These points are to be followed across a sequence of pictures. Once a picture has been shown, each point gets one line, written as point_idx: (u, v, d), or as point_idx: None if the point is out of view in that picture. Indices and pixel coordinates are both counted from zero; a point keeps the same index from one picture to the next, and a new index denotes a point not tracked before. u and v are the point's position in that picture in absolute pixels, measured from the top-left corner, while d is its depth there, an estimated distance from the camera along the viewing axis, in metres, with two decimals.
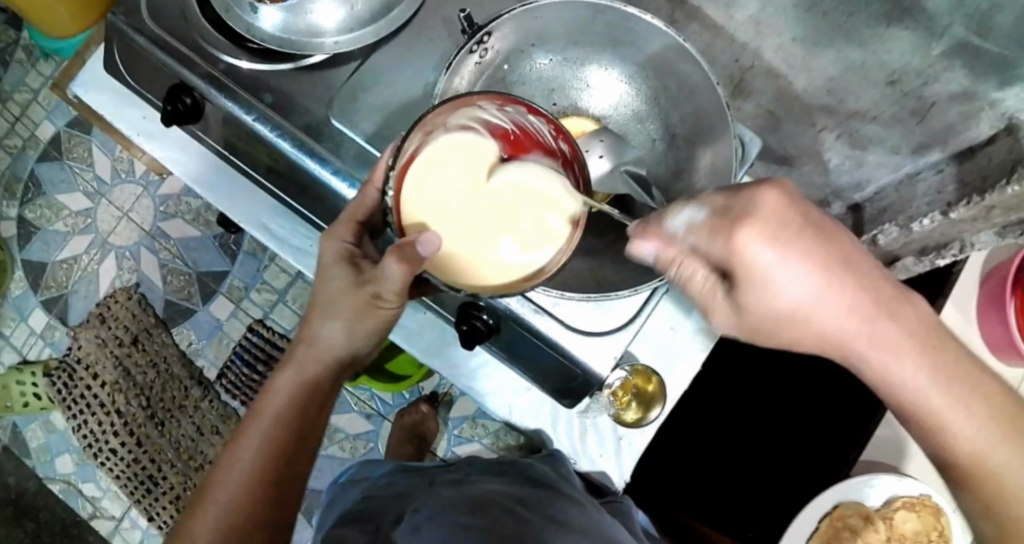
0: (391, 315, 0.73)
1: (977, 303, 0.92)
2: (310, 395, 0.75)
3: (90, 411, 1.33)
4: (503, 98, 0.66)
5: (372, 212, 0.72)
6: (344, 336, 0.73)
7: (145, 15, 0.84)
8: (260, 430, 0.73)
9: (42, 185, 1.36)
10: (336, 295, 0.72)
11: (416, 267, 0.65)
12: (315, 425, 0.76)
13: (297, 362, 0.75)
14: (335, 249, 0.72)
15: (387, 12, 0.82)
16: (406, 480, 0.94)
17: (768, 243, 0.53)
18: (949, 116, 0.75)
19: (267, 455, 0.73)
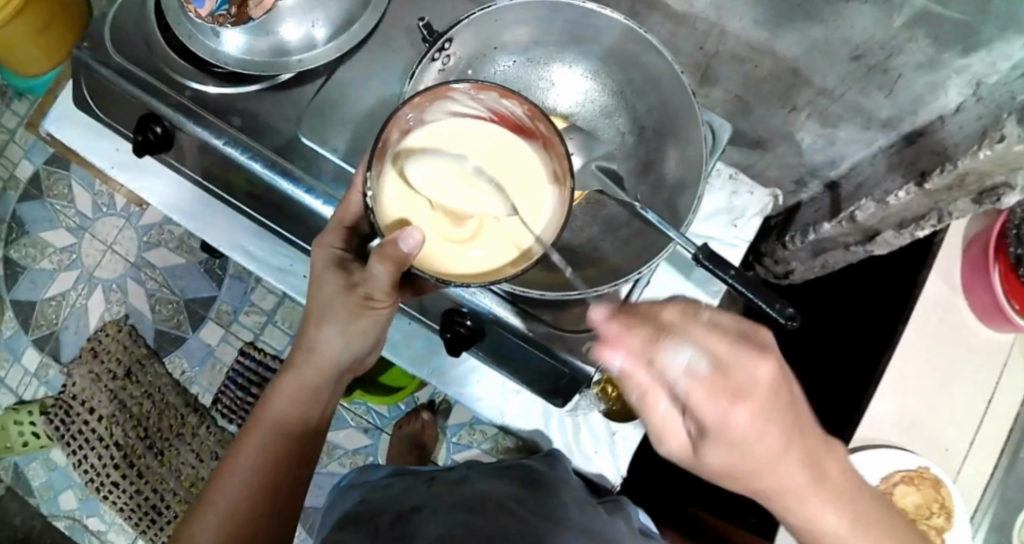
0: (383, 317, 0.74)
1: (960, 272, 0.91)
2: (310, 402, 0.78)
3: (89, 445, 1.33)
4: (476, 88, 0.65)
5: (359, 218, 0.73)
6: (339, 341, 0.75)
7: (110, 47, 0.84)
8: (261, 435, 0.76)
9: (24, 224, 1.36)
10: (329, 300, 0.73)
11: (402, 262, 0.64)
12: (314, 431, 0.78)
13: (294, 370, 0.77)
14: (325, 255, 0.73)
15: (349, 26, 0.82)
16: (403, 481, 0.93)
17: (747, 408, 0.53)
18: (917, 87, 0.75)
19: (268, 459, 0.75)
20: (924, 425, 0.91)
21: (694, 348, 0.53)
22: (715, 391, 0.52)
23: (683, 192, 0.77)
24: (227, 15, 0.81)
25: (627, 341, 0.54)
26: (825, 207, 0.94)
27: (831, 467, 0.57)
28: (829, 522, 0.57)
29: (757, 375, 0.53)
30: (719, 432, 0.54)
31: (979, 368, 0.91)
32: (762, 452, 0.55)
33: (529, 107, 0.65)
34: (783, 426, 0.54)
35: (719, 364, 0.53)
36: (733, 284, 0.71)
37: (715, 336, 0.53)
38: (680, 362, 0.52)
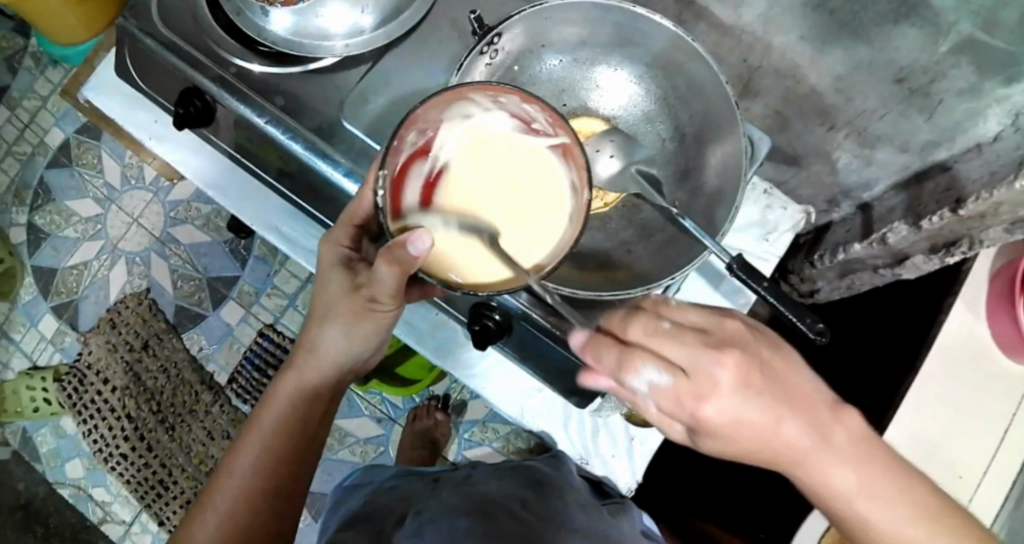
0: (387, 320, 0.74)
1: (987, 302, 0.91)
2: (310, 404, 0.77)
3: (101, 416, 1.34)
4: (495, 90, 0.65)
5: (369, 218, 0.73)
6: (342, 342, 0.75)
7: (158, 21, 0.85)
8: (261, 435, 0.76)
9: (51, 191, 1.37)
10: (334, 300, 0.74)
11: (407, 267, 0.64)
12: (315, 433, 0.78)
13: (296, 368, 0.78)
14: (332, 254, 0.74)
15: (397, 14, 0.83)
16: (409, 484, 0.93)
17: (725, 400, 0.55)
18: (956, 112, 0.75)
19: (267, 461, 0.75)
20: (941, 452, 0.90)
21: (654, 367, 0.56)
22: (683, 399, 0.56)
23: (719, 202, 0.77)
24: None
25: (600, 366, 0.59)
26: (856, 228, 0.93)
27: (835, 433, 0.57)
28: (840, 484, 0.57)
29: (717, 372, 0.55)
30: (696, 425, 0.57)
31: (996, 397, 0.91)
32: (761, 419, 0.56)
33: (552, 114, 0.65)
34: (761, 415, 0.56)
35: (677, 372, 0.56)
36: (765, 295, 0.72)
37: (671, 345, 0.56)
38: (644, 381, 0.56)
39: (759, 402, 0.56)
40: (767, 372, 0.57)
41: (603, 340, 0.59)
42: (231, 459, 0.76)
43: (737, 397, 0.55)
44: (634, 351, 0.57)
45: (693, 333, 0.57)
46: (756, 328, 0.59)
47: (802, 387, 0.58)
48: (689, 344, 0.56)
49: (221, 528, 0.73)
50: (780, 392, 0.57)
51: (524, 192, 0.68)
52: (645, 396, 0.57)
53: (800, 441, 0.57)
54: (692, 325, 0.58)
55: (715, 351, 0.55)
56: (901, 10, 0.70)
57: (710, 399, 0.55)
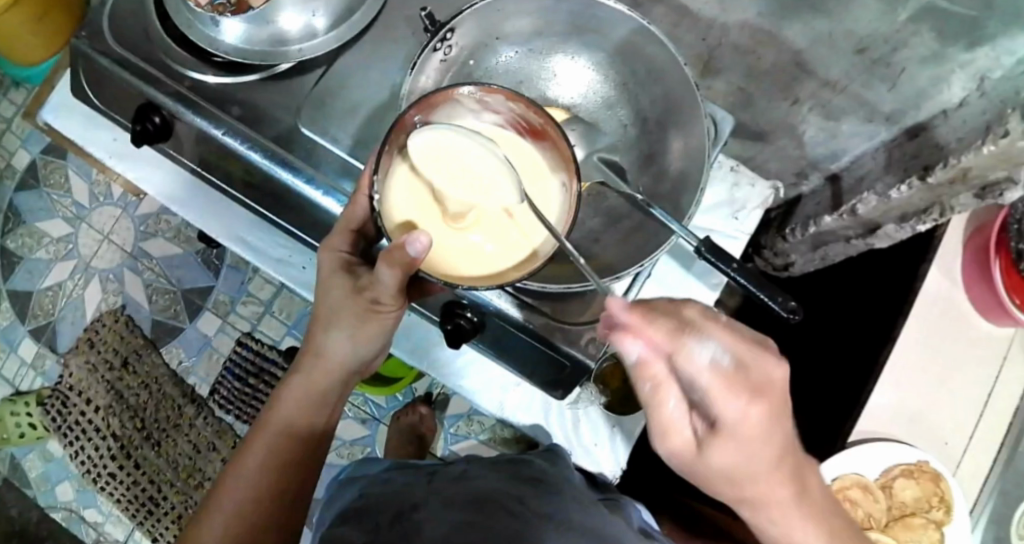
0: (390, 321, 0.74)
1: (962, 267, 0.91)
2: (315, 407, 0.77)
3: (86, 436, 1.33)
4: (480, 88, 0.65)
5: (365, 221, 0.72)
6: (348, 346, 0.75)
7: (109, 36, 0.84)
8: (268, 437, 0.76)
9: (21, 214, 1.35)
10: (338, 304, 0.73)
11: (411, 269, 0.63)
12: (321, 437, 0.78)
13: (303, 372, 0.77)
14: (331, 260, 0.73)
15: (349, 15, 0.82)
16: (405, 476, 0.90)
17: (747, 405, 0.53)
18: (920, 80, 0.75)
19: (273, 466, 0.75)
20: (925, 418, 0.90)
21: (714, 344, 0.53)
22: (733, 386, 0.53)
23: (684, 187, 0.77)
24: (227, 4, 0.81)
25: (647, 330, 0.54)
26: (825, 200, 0.93)
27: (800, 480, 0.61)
28: (802, 539, 0.62)
29: (766, 375, 0.54)
30: (724, 427, 0.54)
31: (978, 360, 0.91)
32: (743, 458, 0.56)
33: (535, 109, 0.65)
34: (782, 427, 0.56)
35: (739, 363, 0.53)
36: (734, 276, 0.72)
37: (740, 334, 0.54)
38: (707, 353, 0.53)
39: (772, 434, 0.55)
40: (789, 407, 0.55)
41: (658, 311, 0.54)
42: (238, 462, 0.75)
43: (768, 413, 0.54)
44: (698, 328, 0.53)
45: (750, 334, 0.55)
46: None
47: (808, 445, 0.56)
48: (750, 340, 0.54)
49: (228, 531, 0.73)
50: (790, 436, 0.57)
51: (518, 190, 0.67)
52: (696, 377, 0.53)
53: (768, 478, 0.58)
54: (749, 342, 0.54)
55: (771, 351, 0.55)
56: None
57: (734, 405, 0.53)
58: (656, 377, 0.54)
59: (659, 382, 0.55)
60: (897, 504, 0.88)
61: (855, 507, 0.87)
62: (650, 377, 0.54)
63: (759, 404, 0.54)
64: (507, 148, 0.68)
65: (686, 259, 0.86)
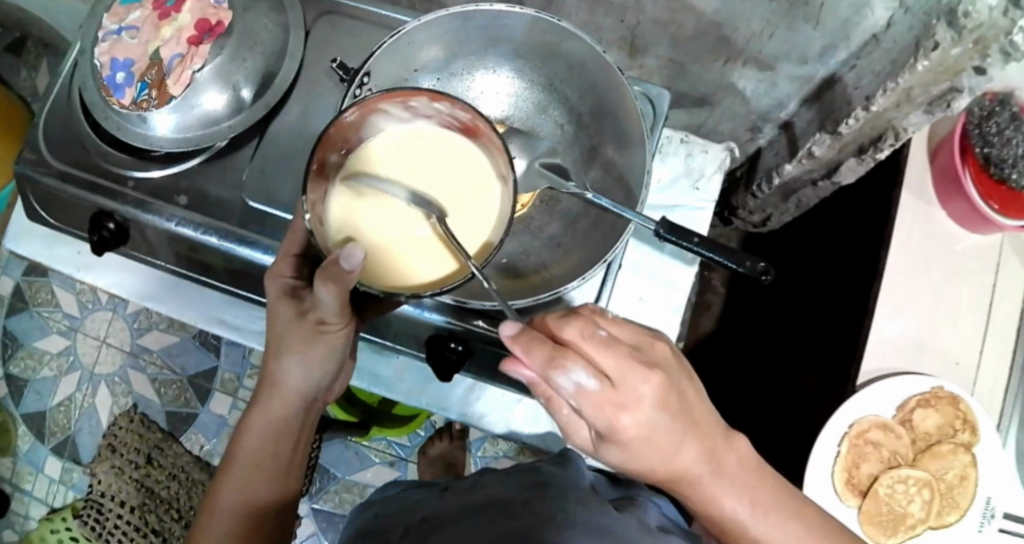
0: (340, 340, 0.74)
1: (933, 184, 0.90)
2: (278, 439, 0.77)
3: (128, 538, 1.31)
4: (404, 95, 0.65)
5: (307, 243, 0.71)
6: (303, 373, 0.74)
7: (49, 155, 0.85)
8: (235, 476, 0.77)
9: (17, 337, 1.37)
10: (284, 332, 0.73)
11: (344, 283, 0.63)
12: (289, 465, 0.79)
13: (261, 406, 0.77)
14: (275, 285, 0.72)
15: (269, 81, 0.82)
16: (418, 493, 0.91)
17: (633, 414, 0.54)
18: (842, 11, 0.73)
19: (244, 503, 0.77)
20: (931, 343, 0.89)
21: (584, 369, 0.52)
22: (607, 400, 0.53)
23: (631, 170, 0.75)
24: (149, 99, 0.80)
25: (528, 362, 0.52)
26: (783, 148, 0.92)
27: (726, 458, 0.62)
28: (733, 507, 0.63)
29: (643, 389, 0.54)
30: (609, 434, 0.55)
31: (970, 272, 0.89)
32: (650, 456, 0.58)
33: (462, 106, 0.65)
34: (668, 430, 0.56)
35: (609, 382, 0.53)
36: (699, 250, 0.71)
37: (608, 355, 0.53)
38: (572, 381, 0.52)
39: (666, 429, 0.56)
40: (680, 393, 0.56)
41: (534, 334, 0.53)
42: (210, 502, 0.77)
43: (652, 415, 0.55)
44: (568, 353, 0.52)
45: (627, 350, 0.54)
46: (682, 356, 0.58)
47: (705, 415, 0.59)
48: (626, 354, 0.54)
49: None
50: (692, 423, 0.58)
51: (456, 190, 0.68)
52: (567, 398, 0.53)
53: (690, 467, 0.60)
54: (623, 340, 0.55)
55: (648, 342, 0.56)
56: None
57: (620, 416, 0.54)
58: (547, 396, 0.55)
59: (544, 400, 0.56)
60: (920, 436, 0.87)
61: (878, 449, 0.86)
62: (543, 396, 0.55)
63: (632, 414, 0.54)
64: (442, 148, 0.68)
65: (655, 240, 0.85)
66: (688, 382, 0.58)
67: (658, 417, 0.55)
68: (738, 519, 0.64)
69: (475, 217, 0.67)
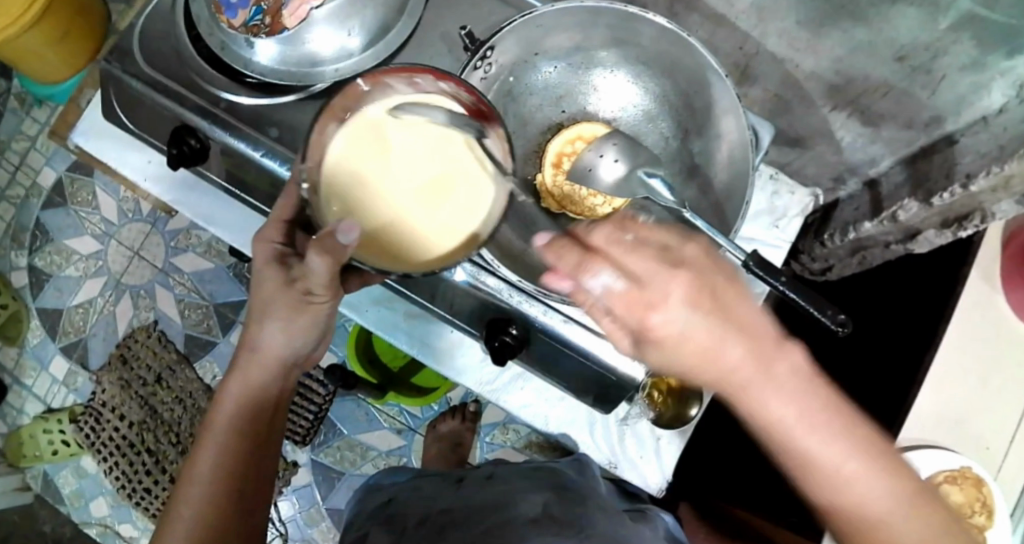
0: (325, 312, 0.72)
1: (1000, 272, 0.91)
2: (257, 401, 0.73)
3: (120, 452, 1.34)
4: (409, 70, 0.67)
5: (297, 209, 0.70)
6: (285, 337, 0.72)
7: (140, 60, 0.83)
8: (212, 444, 0.72)
9: (49, 232, 1.37)
10: (269, 297, 0.70)
11: (339, 257, 0.64)
12: (269, 430, 0.74)
13: (240, 373, 0.74)
14: (264, 251, 0.71)
15: (385, 33, 0.81)
16: (433, 485, 0.92)
17: (663, 310, 0.54)
18: (960, 87, 0.72)
19: (229, 467, 0.71)
20: (967, 424, 0.90)
21: (608, 269, 0.55)
22: (631, 301, 0.55)
23: (730, 198, 0.76)
24: (261, 25, 0.79)
25: (559, 263, 0.56)
26: (865, 205, 0.92)
27: (778, 366, 0.56)
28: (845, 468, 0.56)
29: (669, 286, 0.55)
30: (642, 334, 0.56)
31: (1020, 364, 0.90)
32: (702, 348, 0.55)
33: (464, 86, 0.68)
34: (710, 328, 0.55)
35: (636, 279, 0.55)
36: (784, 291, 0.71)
37: (633, 255, 0.55)
38: (600, 283, 0.55)
39: (701, 322, 0.55)
40: (714, 292, 0.56)
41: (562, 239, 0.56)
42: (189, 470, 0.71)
43: (683, 308, 0.55)
44: (592, 250, 0.55)
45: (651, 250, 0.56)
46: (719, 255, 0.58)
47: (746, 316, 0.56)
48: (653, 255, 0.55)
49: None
50: (737, 324, 0.56)
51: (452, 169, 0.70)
52: (598, 299, 0.55)
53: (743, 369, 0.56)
54: (654, 239, 0.57)
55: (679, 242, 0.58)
56: None
57: (650, 314, 0.55)
58: (589, 305, 0.56)
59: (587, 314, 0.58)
60: None
61: None
62: (586, 305, 0.56)
63: (664, 314, 0.55)
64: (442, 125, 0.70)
65: None
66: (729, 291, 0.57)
67: (690, 309, 0.55)
68: (802, 443, 0.56)
69: (472, 199, 0.69)
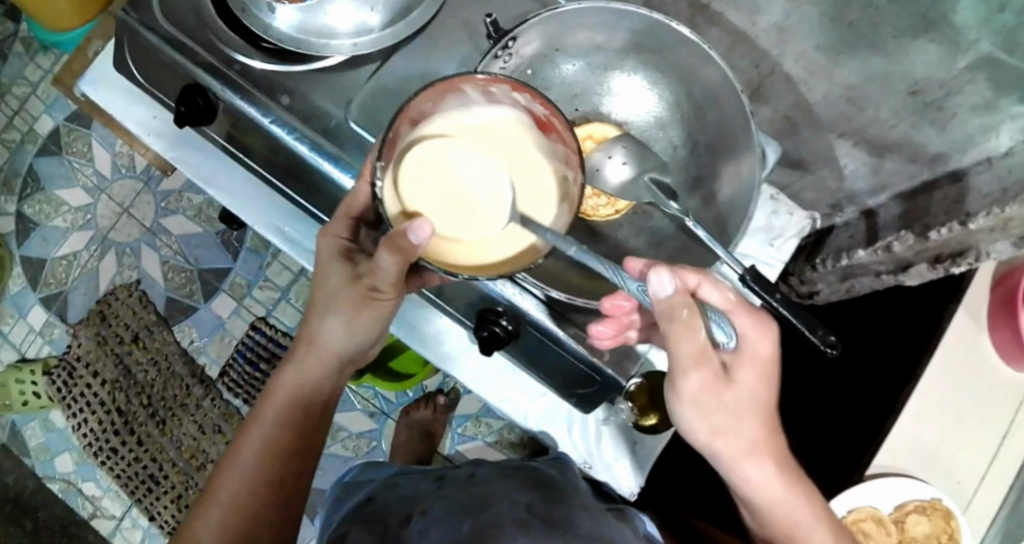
0: (387, 309, 0.76)
1: (988, 309, 0.93)
2: (310, 392, 0.79)
3: (90, 409, 1.33)
4: (487, 79, 0.68)
5: (366, 209, 0.74)
6: (342, 332, 0.77)
7: (159, 14, 0.83)
8: (263, 426, 0.77)
9: (40, 180, 1.35)
10: (334, 290, 0.75)
11: (409, 255, 0.66)
12: (317, 422, 0.80)
13: (296, 361, 0.79)
14: (332, 245, 0.75)
15: (406, 14, 0.81)
16: (415, 485, 0.90)
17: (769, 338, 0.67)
18: (970, 126, 0.74)
19: (272, 453, 0.77)
20: (937, 458, 0.93)
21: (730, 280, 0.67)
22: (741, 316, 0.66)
23: (733, 213, 0.77)
24: None
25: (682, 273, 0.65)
26: (861, 233, 0.93)
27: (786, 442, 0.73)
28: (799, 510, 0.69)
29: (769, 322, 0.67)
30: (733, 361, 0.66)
31: (992, 406, 0.93)
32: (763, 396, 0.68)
33: (540, 100, 0.67)
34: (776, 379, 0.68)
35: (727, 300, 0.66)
36: (777, 306, 0.72)
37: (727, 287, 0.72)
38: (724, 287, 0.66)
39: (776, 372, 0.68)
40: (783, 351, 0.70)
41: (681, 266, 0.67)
42: (236, 451, 0.77)
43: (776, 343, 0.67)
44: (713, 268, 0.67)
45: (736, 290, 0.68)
46: None
47: None
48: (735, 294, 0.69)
49: (225, 520, 0.75)
50: None
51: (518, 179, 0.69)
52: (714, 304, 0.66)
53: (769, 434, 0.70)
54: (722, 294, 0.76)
55: None
56: (920, 25, 0.67)
57: (758, 340, 0.66)
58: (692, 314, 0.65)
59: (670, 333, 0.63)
60: (907, 539, 0.91)
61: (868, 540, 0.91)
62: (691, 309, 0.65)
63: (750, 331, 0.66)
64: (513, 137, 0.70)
65: None
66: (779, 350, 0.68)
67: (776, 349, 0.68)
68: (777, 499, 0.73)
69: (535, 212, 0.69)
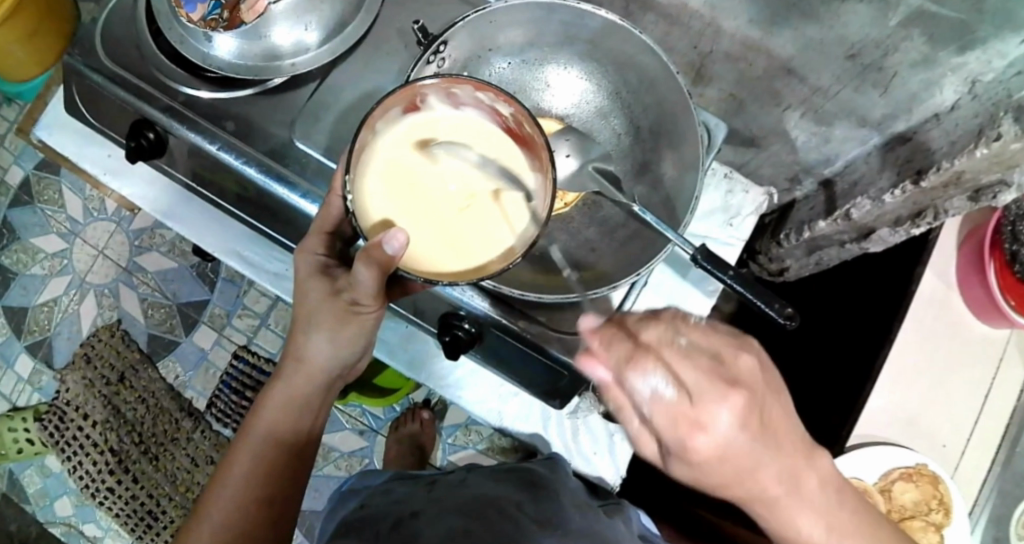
0: (371, 321, 0.75)
1: (955, 268, 0.93)
2: (299, 408, 0.78)
3: (83, 451, 1.34)
4: (449, 82, 0.66)
5: (340, 223, 0.74)
6: (329, 348, 0.76)
7: (99, 50, 0.83)
8: (251, 445, 0.77)
9: (16, 230, 1.37)
10: (317, 307, 0.74)
11: (388, 266, 0.64)
12: (307, 437, 0.79)
13: (284, 380, 0.78)
14: (308, 263, 0.74)
15: (341, 29, 0.81)
16: (405, 489, 0.88)
17: (714, 424, 0.57)
18: (912, 84, 0.73)
19: (259, 474, 0.76)
20: (923, 421, 0.93)
21: (659, 375, 0.57)
22: (668, 416, 0.57)
23: (679, 194, 0.77)
24: (219, 19, 0.80)
25: (608, 357, 0.59)
26: (819, 205, 0.92)
27: (806, 482, 0.62)
28: (812, 531, 0.63)
29: (719, 404, 0.57)
30: (683, 452, 0.59)
31: (973, 369, 0.93)
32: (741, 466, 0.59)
33: (504, 97, 0.65)
34: (746, 449, 0.58)
35: (685, 393, 0.57)
36: (732, 283, 0.71)
37: (686, 364, 0.57)
38: (649, 386, 0.57)
39: (739, 445, 0.58)
40: (760, 410, 0.58)
41: (614, 332, 0.59)
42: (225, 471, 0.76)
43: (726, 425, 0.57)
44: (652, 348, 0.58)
45: (706, 358, 0.58)
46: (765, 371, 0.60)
47: (784, 429, 0.61)
48: (709, 359, 0.58)
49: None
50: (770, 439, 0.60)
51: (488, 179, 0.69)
52: (642, 405, 0.57)
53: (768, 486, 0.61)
54: (704, 348, 0.59)
55: (731, 351, 0.59)
56: None
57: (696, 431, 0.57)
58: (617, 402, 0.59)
59: (614, 408, 0.60)
60: (896, 508, 0.92)
61: None
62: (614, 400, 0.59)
63: (717, 424, 0.57)
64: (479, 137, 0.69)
65: (683, 265, 0.89)
66: (772, 399, 0.60)
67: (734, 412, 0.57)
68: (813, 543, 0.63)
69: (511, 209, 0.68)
